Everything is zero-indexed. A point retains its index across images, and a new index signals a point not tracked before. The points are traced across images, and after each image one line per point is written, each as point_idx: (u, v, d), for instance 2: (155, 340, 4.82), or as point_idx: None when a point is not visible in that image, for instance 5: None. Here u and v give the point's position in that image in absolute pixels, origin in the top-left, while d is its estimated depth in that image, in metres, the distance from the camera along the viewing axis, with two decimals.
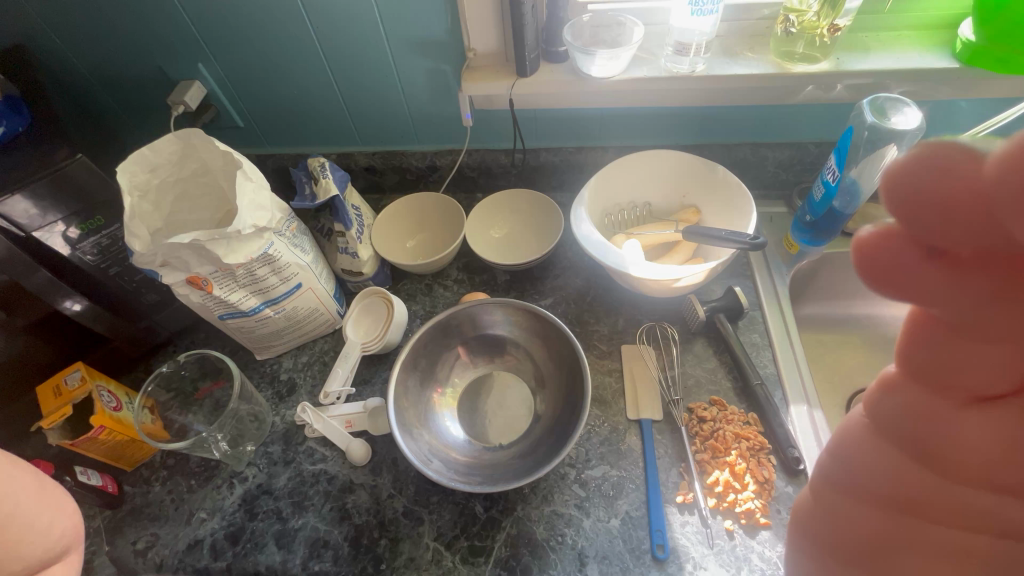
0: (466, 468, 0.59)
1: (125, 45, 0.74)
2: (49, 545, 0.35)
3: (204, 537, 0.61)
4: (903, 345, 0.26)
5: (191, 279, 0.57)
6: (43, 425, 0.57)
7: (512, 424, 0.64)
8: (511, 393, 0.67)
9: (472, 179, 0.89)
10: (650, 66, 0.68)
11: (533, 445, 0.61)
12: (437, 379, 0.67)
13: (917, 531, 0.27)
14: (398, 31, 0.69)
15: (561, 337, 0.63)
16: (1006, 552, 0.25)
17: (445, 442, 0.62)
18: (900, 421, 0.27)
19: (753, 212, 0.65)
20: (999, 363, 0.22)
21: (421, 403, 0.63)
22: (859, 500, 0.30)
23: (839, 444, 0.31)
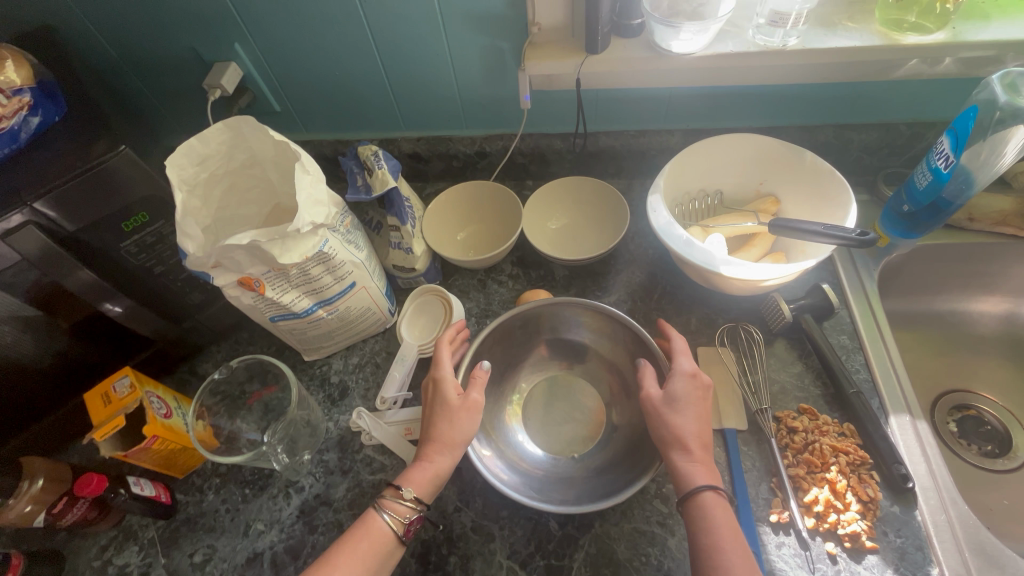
0: (547, 485, 0.55)
1: (157, 26, 0.69)
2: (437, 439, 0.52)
3: (263, 550, 0.58)
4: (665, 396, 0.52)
5: (243, 280, 0.53)
6: (95, 438, 0.54)
7: (587, 433, 0.61)
8: (583, 399, 0.63)
9: (524, 166, 0.83)
10: (737, 40, 0.61)
11: (612, 460, 0.57)
12: (504, 390, 0.63)
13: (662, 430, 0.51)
14: (454, 4, 0.63)
15: (639, 343, 0.58)
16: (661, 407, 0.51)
17: (518, 454, 0.59)
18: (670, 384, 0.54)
19: (853, 204, 0.59)
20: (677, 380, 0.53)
21: (489, 412, 0.60)
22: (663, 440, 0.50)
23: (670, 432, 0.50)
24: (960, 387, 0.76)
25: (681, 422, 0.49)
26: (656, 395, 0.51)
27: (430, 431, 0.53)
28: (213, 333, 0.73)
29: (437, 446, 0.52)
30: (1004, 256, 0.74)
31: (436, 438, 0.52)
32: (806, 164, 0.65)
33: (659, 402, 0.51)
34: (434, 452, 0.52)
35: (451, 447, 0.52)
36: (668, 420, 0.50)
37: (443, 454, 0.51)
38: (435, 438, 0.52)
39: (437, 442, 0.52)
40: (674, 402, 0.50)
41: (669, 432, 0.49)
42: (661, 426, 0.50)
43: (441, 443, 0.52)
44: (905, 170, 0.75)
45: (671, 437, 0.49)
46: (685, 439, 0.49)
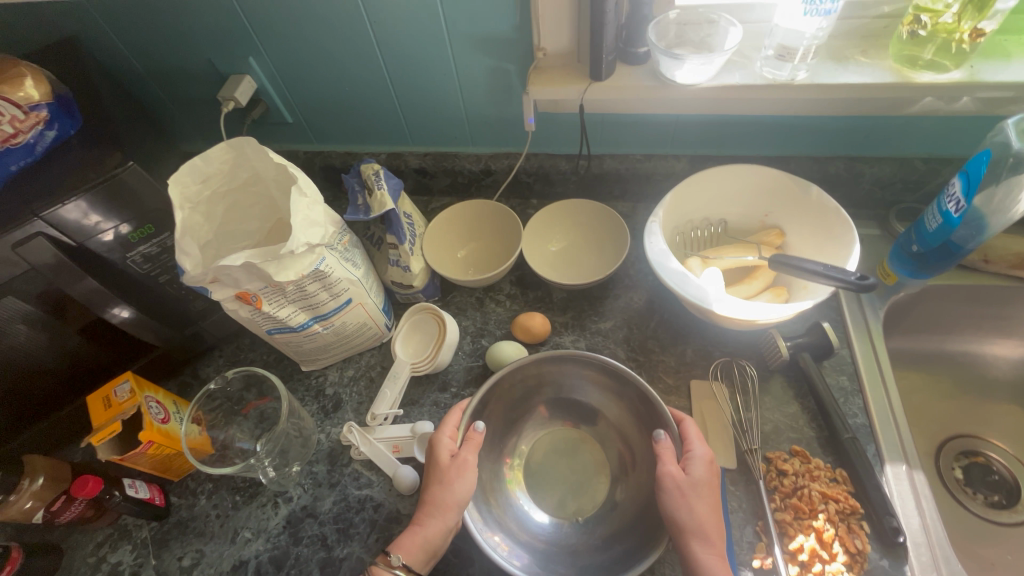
0: (555, 558, 0.55)
1: (175, 39, 0.71)
2: (449, 504, 0.53)
3: (249, 559, 0.60)
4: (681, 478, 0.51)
5: (240, 294, 0.54)
6: (93, 441, 0.56)
7: (590, 496, 0.60)
8: (585, 457, 0.63)
9: (528, 185, 0.83)
10: (744, 71, 0.60)
11: (618, 529, 0.57)
12: (504, 451, 0.63)
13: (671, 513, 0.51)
14: (461, 27, 0.64)
15: (646, 401, 0.57)
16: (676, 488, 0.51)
17: (520, 522, 0.58)
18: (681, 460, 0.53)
19: (856, 244, 0.58)
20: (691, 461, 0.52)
21: (490, 474, 0.60)
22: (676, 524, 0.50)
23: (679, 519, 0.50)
24: (968, 433, 0.74)
25: (699, 507, 0.50)
26: (680, 476, 0.51)
27: (426, 497, 0.54)
28: (215, 339, 0.75)
29: (433, 512, 0.53)
30: (1021, 300, 0.71)
31: (434, 505, 0.53)
32: (812, 199, 0.64)
33: (682, 485, 0.51)
34: (432, 519, 0.53)
35: (448, 513, 0.53)
36: (690, 505, 0.50)
37: (438, 520, 0.52)
38: (432, 504, 0.53)
39: (433, 508, 0.53)
40: (696, 486, 0.51)
41: (690, 519, 0.50)
42: (681, 511, 0.50)
43: (437, 508, 0.53)
44: (919, 206, 0.73)
45: (691, 523, 0.49)
46: (699, 523, 0.49)
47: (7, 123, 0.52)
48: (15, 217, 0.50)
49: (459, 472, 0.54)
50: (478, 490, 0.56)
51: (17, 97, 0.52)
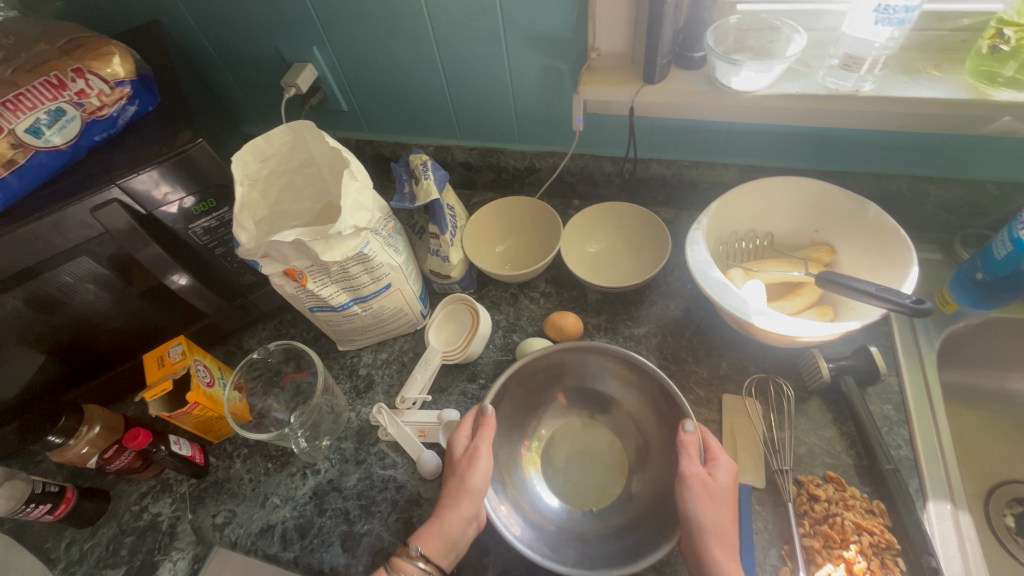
0: (563, 541, 0.55)
1: (247, 28, 0.75)
2: (467, 493, 0.53)
3: (276, 524, 0.62)
4: (704, 479, 0.50)
5: (288, 270, 0.57)
6: (146, 396, 0.60)
7: (605, 487, 0.60)
8: (602, 448, 0.63)
9: (571, 186, 0.83)
10: (804, 81, 0.58)
11: (631, 520, 0.56)
12: (523, 431, 0.63)
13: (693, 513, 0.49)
14: (517, 24, 0.64)
15: (668, 399, 0.56)
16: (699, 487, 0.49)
17: (533, 504, 0.58)
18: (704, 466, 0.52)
19: (914, 265, 0.55)
20: (717, 467, 0.51)
21: (508, 454, 0.60)
22: (696, 525, 0.48)
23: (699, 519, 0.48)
24: None
25: (724, 511, 0.49)
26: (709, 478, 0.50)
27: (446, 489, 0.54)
28: (260, 313, 0.78)
29: (452, 502, 0.53)
30: None
31: (454, 496, 0.53)
32: (868, 217, 0.61)
33: (708, 490, 0.49)
34: (452, 508, 0.53)
35: (465, 501, 0.53)
36: (719, 509, 0.49)
37: (457, 509, 0.53)
38: (451, 495, 0.54)
39: (452, 497, 0.53)
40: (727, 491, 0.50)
41: (717, 521, 0.48)
42: (704, 513, 0.48)
43: (456, 498, 0.53)
44: (987, 233, 0.68)
45: (715, 528, 0.48)
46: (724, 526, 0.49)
47: (95, 97, 0.56)
48: (96, 184, 0.55)
49: (471, 462, 0.54)
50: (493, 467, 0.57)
51: (105, 73, 0.56)
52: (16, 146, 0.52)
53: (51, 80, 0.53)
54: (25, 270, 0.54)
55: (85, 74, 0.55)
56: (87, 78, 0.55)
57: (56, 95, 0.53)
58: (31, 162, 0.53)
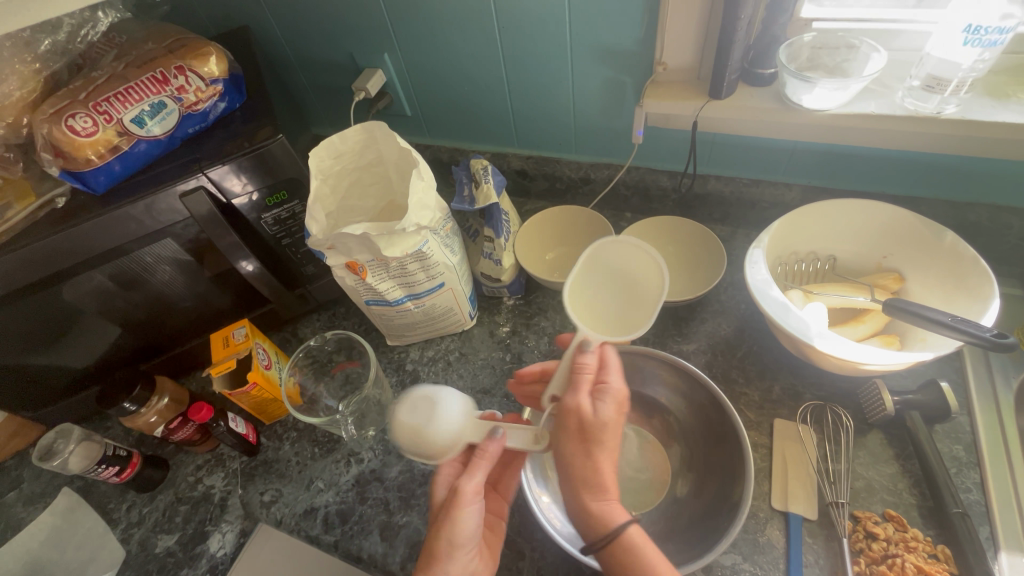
0: None
1: (325, 35, 0.79)
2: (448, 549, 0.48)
3: (319, 507, 0.65)
4: (584, 418, 0.46)
5: (350, 264, 0.60)
6: (211, 373, 0.63)
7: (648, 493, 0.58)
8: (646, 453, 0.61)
9: (625, 198, 0.83)
10: (881, 100, 0.56)
11: (672, 529, 0.55)
12: None
13: (577, 472, 0.46)
14: (584, 36, 0.66)
15: (719, 411, 0.55)
16: (581, 430, 0.46)
17: None
18: (598, 392, 0.48)
19: (995, 298, 0.52)
20: (611, 399, 0.47)
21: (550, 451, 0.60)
22: (580, 482, 0.45)
23: (579, 473, 0.45)
24: None
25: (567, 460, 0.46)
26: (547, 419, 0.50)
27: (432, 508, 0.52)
28: (317, 304, 0.82)
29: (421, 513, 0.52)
30: None
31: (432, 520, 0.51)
32: (944, 246, 0.59)
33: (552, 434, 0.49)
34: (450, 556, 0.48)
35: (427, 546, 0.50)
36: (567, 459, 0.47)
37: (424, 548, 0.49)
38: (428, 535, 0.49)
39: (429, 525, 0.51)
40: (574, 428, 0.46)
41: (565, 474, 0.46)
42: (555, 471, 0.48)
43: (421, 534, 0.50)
44: None
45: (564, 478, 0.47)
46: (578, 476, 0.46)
47: (192, 92, 0.60)
48: (185, 174, 0.59)
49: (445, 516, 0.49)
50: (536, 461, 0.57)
51: (203, 71, 0.60)
52: (121, 135, 0.57)
53: (156, 75, 0.58)
54: (117, 248, 0.59)
55: (185, 71, 0.59)
56: (187, 75, 0.59)
57: (160, 90, 0.58)
58: (133, 150, 0.58)
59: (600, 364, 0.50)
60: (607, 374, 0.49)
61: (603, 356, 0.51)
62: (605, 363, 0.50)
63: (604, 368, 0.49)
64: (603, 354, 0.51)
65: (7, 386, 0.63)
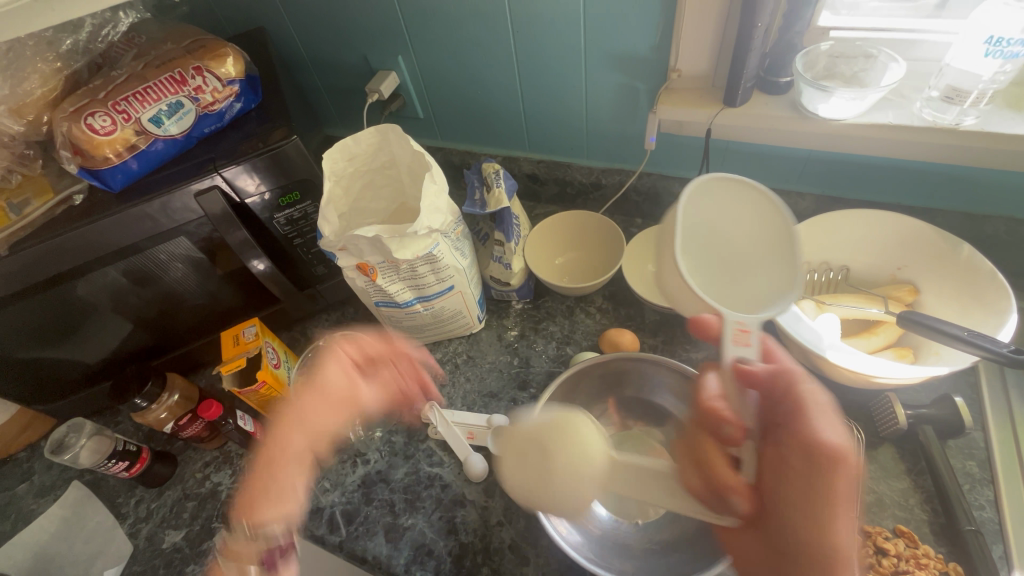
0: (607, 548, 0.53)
1: (340, 37, 0.80)
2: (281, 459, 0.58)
3: (325, 507, 0.65)
4: (838, 454, 0.44)
5: (361, 265, 0.60)
6: (221, 371, 0.64)
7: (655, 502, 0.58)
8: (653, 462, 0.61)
9: (636, 205, 0.83)
10: (899, 111, 0.56)
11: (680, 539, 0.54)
12: None
13: (827, 509, 0.44)
14: (599, 42, 0.66)
15: None
16: (810, 455, 0.45)
17: None
18: (827, 423, 0.47)
19: (1012, 313, 0.52)
20: (829, 427, 0.46)
21: None
22: (825, 526, 0.43)
23: (830, 520, 0.43)
24: None
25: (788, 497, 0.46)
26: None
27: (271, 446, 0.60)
28: (326, 304, 0.82)
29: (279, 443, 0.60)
30: None
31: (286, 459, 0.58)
32: (961, 259, 0.58)
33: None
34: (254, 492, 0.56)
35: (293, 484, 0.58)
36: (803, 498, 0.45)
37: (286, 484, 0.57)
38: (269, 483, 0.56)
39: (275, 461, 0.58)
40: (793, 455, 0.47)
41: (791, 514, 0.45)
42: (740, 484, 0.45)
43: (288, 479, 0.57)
44: None
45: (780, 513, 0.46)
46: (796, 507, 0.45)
47: (209, 93, 0.61)
48: (200, 173, 0.60)
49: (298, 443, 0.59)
50: None
51: (220, 72, 0.61)
52: (139, 133, 0.57)
53: (175, 76, 0.59)
54: (131, 245, 0.60)
55: (203, 71, 0.60)
56: (204, 76, 0.60)
57: (178, 89, 0.59)
58: (150, 148, 0.59)
59: (776, 377, 0.50)
60: (815, 396, 0.48)
61: (789, 374, 0.49)
62: (771, 374, 0.50)
63: (776, 377, 0.50)
64: (799, 375, 0.49)
65: (21, 379, 0.64)
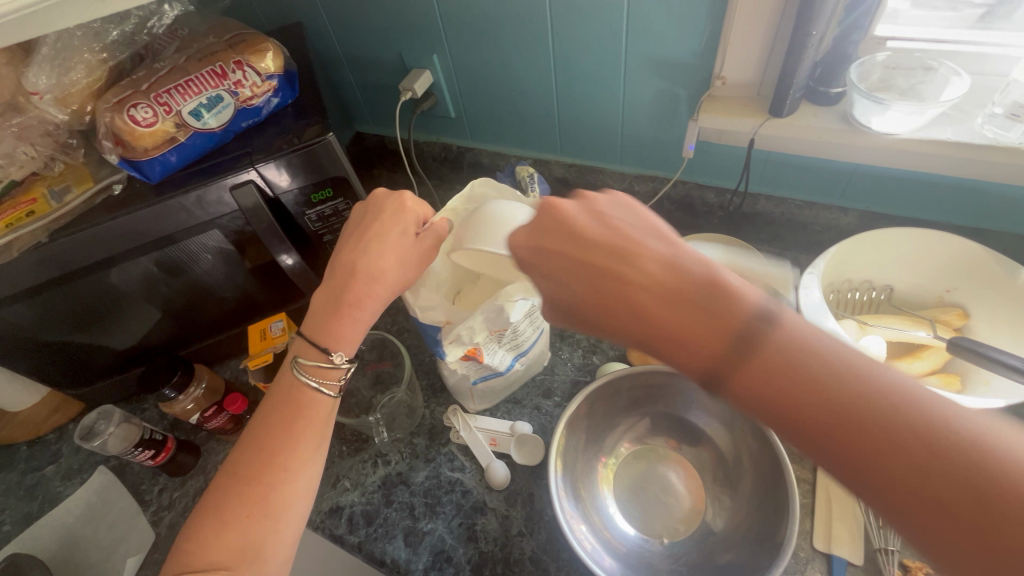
0: (632, 567, 0.52)
1: (377, 34, 0.79)
2: (285, 469, 0.43)
3: (344, 506, 0.64)
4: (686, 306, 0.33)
5: (469, 352, 0.54)
6: (249, 365, 0.64)
7: (680, 520, 0.57)
8: (679, 478, 0.59)
9: (668, 213, 0.81)
10: (958, 127, 0.54)
11: (706, 561, 0.53)
12: (602, 447, 0.61)
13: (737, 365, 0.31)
14: (641, 46, 0.64)
15: (763, 442, 0.53)
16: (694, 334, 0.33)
17: (604, 522, 0.56)
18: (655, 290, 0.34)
19: None
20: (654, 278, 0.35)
21: (583, 469, 0.58)
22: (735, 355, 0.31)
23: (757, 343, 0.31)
24: None
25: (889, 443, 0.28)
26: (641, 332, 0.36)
27: (275, 435, 0.44)
28: None
29: (300, 414, 0.45)
30: None
31: (261, 515, 0.42)
32: (1017, 283, 0.55)
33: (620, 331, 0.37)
34: None
35: None
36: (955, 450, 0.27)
37: None
38: (273, 465, 0.43)
39: (240, 543, 0.41)
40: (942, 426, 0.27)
41: (961, 484, 0.26)
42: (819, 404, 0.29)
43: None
44: None
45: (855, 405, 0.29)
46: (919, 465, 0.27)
47: (248, 87, 0.60)
48: (237, 168, 0.60)
49: (301, 411, 0.46)
50: (569, 478, 0.55)
51: (259, 66, 0.60)
52: (179, 126, 0.57)
53: (216, 69, 0.59)
54: (166, 236, 0.60)
55: (244, 66, 0.59)
56: (245, 70, 0.60)
57: (218, 83, 0.59)
58: (188, 141, 0.59)
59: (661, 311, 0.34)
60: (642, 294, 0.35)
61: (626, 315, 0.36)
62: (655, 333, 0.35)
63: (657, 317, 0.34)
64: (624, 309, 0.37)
65: (53, 361, 0.65)
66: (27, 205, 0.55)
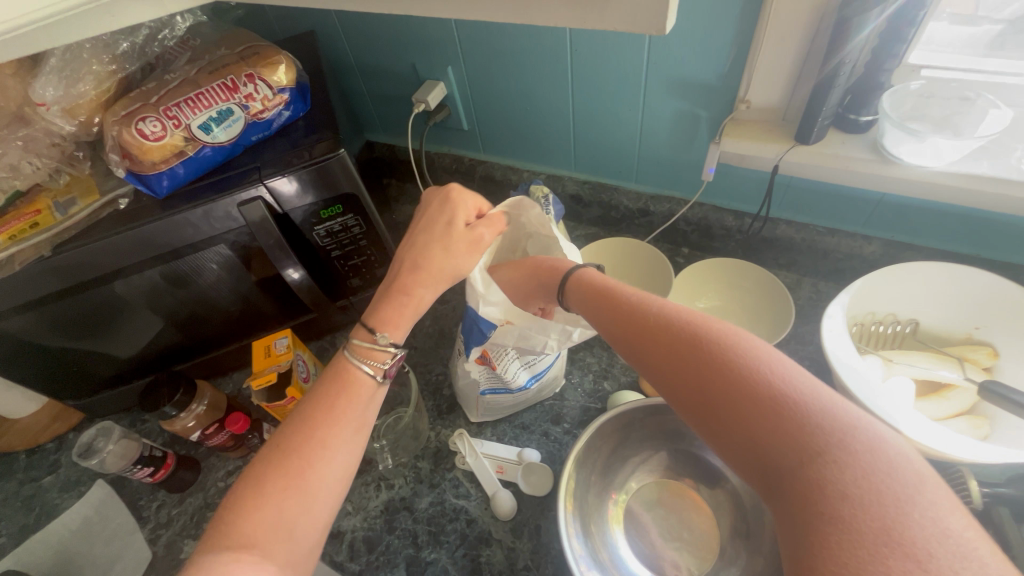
0: None
1: (391, 45, 0.78)
2: (324, 444, 0.41)
3: (345, 531, 0.62)
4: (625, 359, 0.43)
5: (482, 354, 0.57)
6: (251, 385, 0.62)
7: (694, 560, 0.55)
8: (692, 516, 0.57)
9: (684, 234, 0.79)
10: (994, 161, 0.52)
11: None
12: (613, 482, 0.59)
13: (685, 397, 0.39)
14: (662, 66, 0.62)
15: None
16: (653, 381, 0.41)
17: (616, 561, 0.54)
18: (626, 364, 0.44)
19: None
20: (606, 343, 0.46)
21: (593, 504, 0.56)
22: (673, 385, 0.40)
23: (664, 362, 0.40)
24: None
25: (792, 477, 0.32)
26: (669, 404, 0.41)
27: (319, 407, 0.43)
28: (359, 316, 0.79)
29: (345, 390, 0.44)
30: None
31: (295, 489, 0.39)
32: None
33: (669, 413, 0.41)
34: None
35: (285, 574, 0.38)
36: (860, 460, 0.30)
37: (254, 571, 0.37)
38: (312, 437, 0.41)
39: (273, 518, 0.38)
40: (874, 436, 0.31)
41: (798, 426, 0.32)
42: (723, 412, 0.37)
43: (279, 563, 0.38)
44: None
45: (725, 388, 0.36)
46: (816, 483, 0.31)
47: (259, 101, 0.59)
48: (246, 183, 0.58)
49: (344, 386, 0.44)
50: (579, 514, 0.53)
51: (271, 80, 0.59)
52: (187, 140, 0.56)
53: (227, 82, 0.57)
54: (173, 251, 0.59)
55: (255, 79, 0.58)
56: (256, 83, 0.58)
57: (229, 96, 0.57)
58: (197, 155, 0.57)
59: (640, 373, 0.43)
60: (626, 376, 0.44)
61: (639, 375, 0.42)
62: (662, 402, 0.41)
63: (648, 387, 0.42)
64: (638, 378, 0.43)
65: (55, 372, 0.64)
66: (31, 216, 0.54)
